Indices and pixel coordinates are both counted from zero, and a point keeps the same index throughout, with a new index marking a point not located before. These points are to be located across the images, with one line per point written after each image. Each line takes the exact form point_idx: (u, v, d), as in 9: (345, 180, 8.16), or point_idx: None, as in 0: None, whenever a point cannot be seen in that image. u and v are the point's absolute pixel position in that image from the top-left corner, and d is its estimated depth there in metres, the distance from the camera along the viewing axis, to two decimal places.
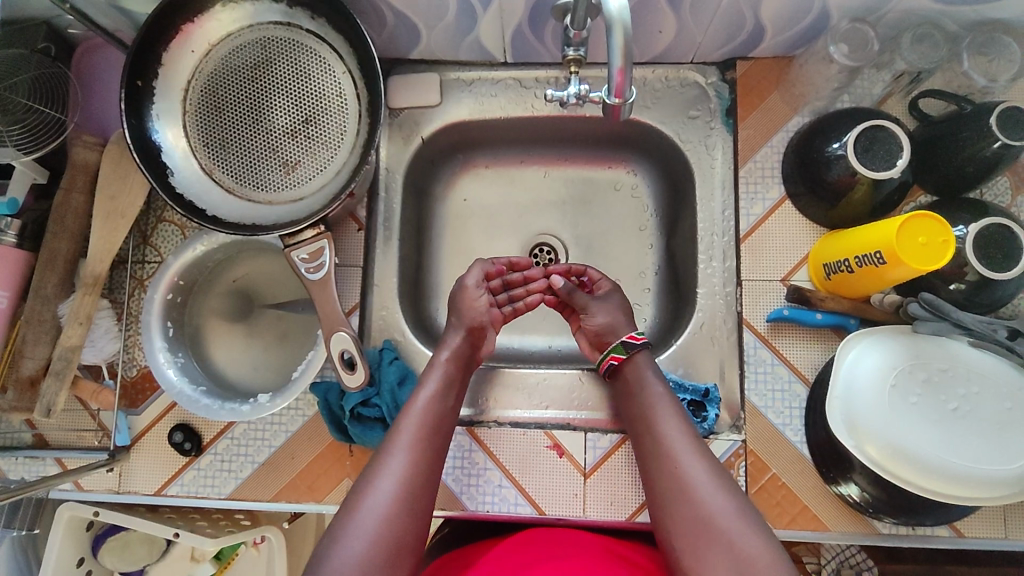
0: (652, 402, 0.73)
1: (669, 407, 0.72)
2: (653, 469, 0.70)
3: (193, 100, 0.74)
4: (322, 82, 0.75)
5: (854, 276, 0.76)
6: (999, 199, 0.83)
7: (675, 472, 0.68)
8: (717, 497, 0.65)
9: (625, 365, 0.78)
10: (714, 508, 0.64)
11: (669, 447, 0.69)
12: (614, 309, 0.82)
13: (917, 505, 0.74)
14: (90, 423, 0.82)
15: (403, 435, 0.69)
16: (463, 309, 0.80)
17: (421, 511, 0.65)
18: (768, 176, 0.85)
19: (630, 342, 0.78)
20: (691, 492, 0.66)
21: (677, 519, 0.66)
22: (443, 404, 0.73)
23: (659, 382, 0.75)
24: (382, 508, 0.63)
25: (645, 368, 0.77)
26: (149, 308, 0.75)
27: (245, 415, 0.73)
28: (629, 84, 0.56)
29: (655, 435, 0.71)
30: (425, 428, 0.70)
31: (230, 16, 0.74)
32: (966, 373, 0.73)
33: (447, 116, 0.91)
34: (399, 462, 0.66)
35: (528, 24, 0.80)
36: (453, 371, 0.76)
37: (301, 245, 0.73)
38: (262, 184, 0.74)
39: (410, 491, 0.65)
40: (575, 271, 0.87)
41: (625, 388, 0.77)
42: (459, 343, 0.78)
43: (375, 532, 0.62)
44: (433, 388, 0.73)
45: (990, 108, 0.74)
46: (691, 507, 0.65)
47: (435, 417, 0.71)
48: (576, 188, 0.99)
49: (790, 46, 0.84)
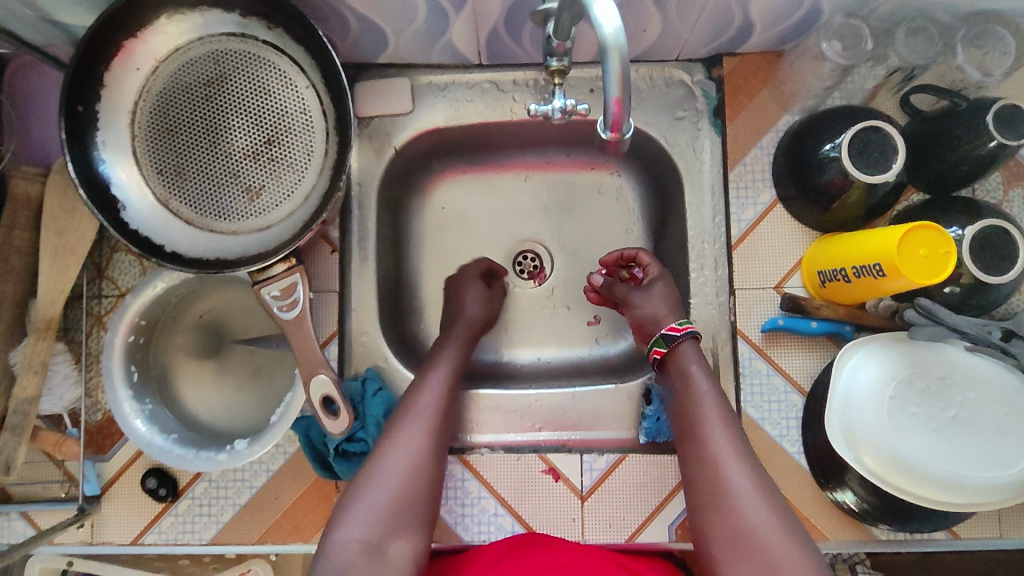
0: (699, 400, 0.71)
1: (715, 408, 0.70)
2: (695, 473, 0.68)
3: (143, 124, 0.67)
4: (283, 98, 0.69)
5: (849, 285, 0.74)
6: (991, 194, 0.81)
7: (718, 478, 0.66)
8: (760, 507, 0.63)
9: (668, 357, 0.77)
10: (754, 519, 0.62)
11: (714, 451, 0.67)
12: (659, 299, 0.81)
13: (914, 512, 0.74)
14: (56, 473, 0.77)
15: (405, 432, 0.69)
16: (457, 310, 0.85)
17: (417, 513, 0.66)
18: (759, 179, 0.82)
19: (671, 335, 0.77)
20: (732, 500, 0.64)
21: (715, 526, 0.64)
22: (446, 399, 0.74)
23: (705, 378, 0.73)
24: (377, 501, 0.64)
25: (688, 358, 0.75)
26: (109, 352, 0.69)
27: (221, 464, 0.68)
28: (627, 115, 0.48)
29: (698, 436, 0.69)
30: (429, 425, 0.70)
31: (177, 29, 0.67)
32: (965, 380, 0.72)
33: (421, 124, 0.85)
34: (398, 458, 0.67)
35: (504, 27, 0.74)
36: (455, 367, 0.77)
37: (272, 281, 0.67)
38: (224, 213, 0.68)
39: (406, 491, 0.66)
40: (628, 259, 0.87)
41: (671, 378, 0.76)
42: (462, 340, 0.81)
43: (371, 527, 0.63)
44: (437, 384, 0.74)
45: (986, 104, 0.71)
46: (729, 516, 0.63)
47: (440, 412, 0.72)
48: (558, 192, 0.95)
49: (779, 41, 0.80)
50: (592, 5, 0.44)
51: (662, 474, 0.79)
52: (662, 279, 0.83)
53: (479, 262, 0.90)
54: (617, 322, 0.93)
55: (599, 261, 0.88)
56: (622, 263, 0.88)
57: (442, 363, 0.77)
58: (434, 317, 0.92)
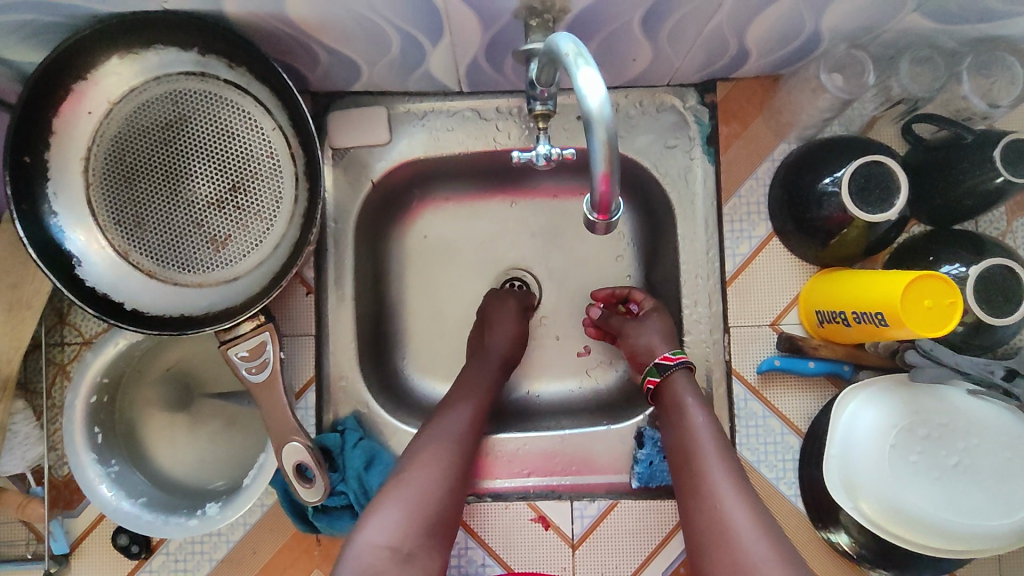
0: (694, 432, 0.68)
1: (711, 440, 0.67)
2: (692, 508, 0.64)
3: (97, 170, 0.62)
4: (248, 141, 0.65)
5: (848, 329, 0.71)
6: (994, 225, 0.78)
7: (714, 513, 0.62)
8: (757, 542, 0.59)
9: (662, 388, 0.74)
10: (755, 555, 0.58)
11: (710, 484, 0.64)
12: (654, 332, 0.78)
13: (912, 560, 0.72)
14: (23, 532, 0.74)
15: (439, 450, 0.69)
16: (491, 333, 0.81)
17: (438, 533, 0.64)
18: (754, 212, 0.79)
19: (664, 364, 0.74)
20: (729, 534, 0.60)
21: (717, 563, 0.60)
22: (476, 421, 0.73)
23: (700, 410, 0.70)
24: (406, 513, 0.63)
25: (682, 391, 0.72)
26: (70, 415, 0.66)
27: (192, 530, 0.66)
28: (615, 196, 0.44)
29: (695, 469, 0.66)
30: (459, 446, 0.70)
31: (131, 69, 0.62)
32: (967, 426, 0.69)
33: (400, 155, 0.81)
34: (428, 473, 0.66)
35: (485, 58, 0.69)
36: (485, 388, 0.77)
37: (239, 341, 0.66)
38: (188, 265, 0.64)
39: (433, 507, 0.65)
40: (620, 295, 0.85)
41: (666, 412, 0.72)
42: (494, 361, 0.80)
43: (400, 536, 0.61)
44: (469, 405, 0.74)
45: (995, 138, 0.67)
46: (729, 553, 0.59)
47: (471, 434, 0.72)
48: (546, 218, 0.90)
49: (775, 67, 0.76)
50: (577, 75, 0.40)
51: (654, 521, 0.77)
52: (654, 312, 0.80)
53: (524, 297, 0.85)
54: (609, 353, 0.89)
55: (590, 297, 0.86)
56: (615, 300, 0.85)
57: (474, 385, 0.77)
58: (418, 352, 0.88)
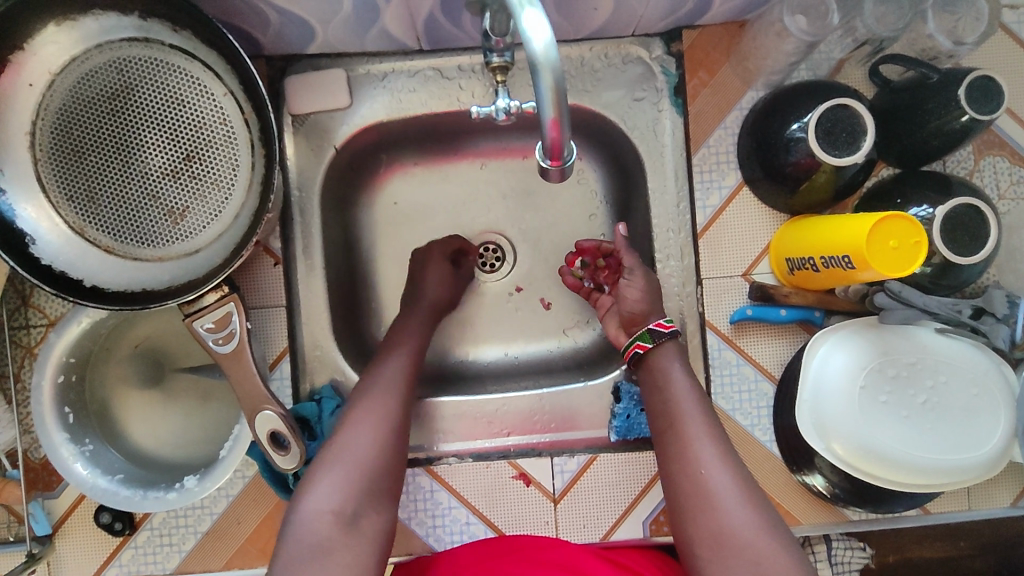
0: (677, 398, 0.68)
1: (695, 406, 0.67)
2: (673, 470, 0.64)
3: (44, 145, 0.60)
4: (199, 108, 0.63)
5: (819, 274, 0.71)
6: (961, 165, 0.78)
7: (698, 479, 0.62)
8: (740, 510, 0.59)
9: (650, 353, 0.72)
10: (735, 520, 0.59)
11: (693, 450, 0.64)
12: (648, 292, 0.75)
13: (884, 496, 0.73)
14: (4, 515, 0.74)
15: (372, 406, 0.67)
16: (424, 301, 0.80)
17: (385, 491, 0.64)
18: (723, 161, 0.79)
19: (657, 331, 0.72)
20: (712, 500, 0.61)
21: (699, 525, 0.61)
22: (407, 380, 0.71)
23: (684, 377, 0.69)
24: (348, 474, 0.62)
25: (670, 360, 0.71)
26: (38, 396, 0.65)
27: (171, 503, 0.66)
28: (567, 141, 0.47)
29: (679, 436, 0.65)
30: (396, 396, 0.69)
31: (70, 37, 0.59)
32: (935, 364, 0.70)
33: (362, 119, 0.79)
34: (364, 433, 0.65)
35: (442, 11, 0.67)
36: (418, 342, 0.76)
37: (204, 313, 0.66)
38: (147, 238, 0.62)
39: (373, 470, 0.63)
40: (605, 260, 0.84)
41: (647, 378, 0.72)
42: (424, 318, 0.79)
43: (342, 499, 0.60)
44: (397, 361, 0.72)
45: (959, 77, 0.67)
46: (711, 516, 0.60)
47: (405, 386, 0.70)
48: (517, 178, 0.89)
49: (741, 11, 0.75)
50: (521, 17, 0.42)
51: (635, 472, 0.78)
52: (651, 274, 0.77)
53: (450, 241, 0.85)
54: (585, 312, 0.89)
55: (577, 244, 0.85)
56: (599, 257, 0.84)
57: (405, 343, 0.75)
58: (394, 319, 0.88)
